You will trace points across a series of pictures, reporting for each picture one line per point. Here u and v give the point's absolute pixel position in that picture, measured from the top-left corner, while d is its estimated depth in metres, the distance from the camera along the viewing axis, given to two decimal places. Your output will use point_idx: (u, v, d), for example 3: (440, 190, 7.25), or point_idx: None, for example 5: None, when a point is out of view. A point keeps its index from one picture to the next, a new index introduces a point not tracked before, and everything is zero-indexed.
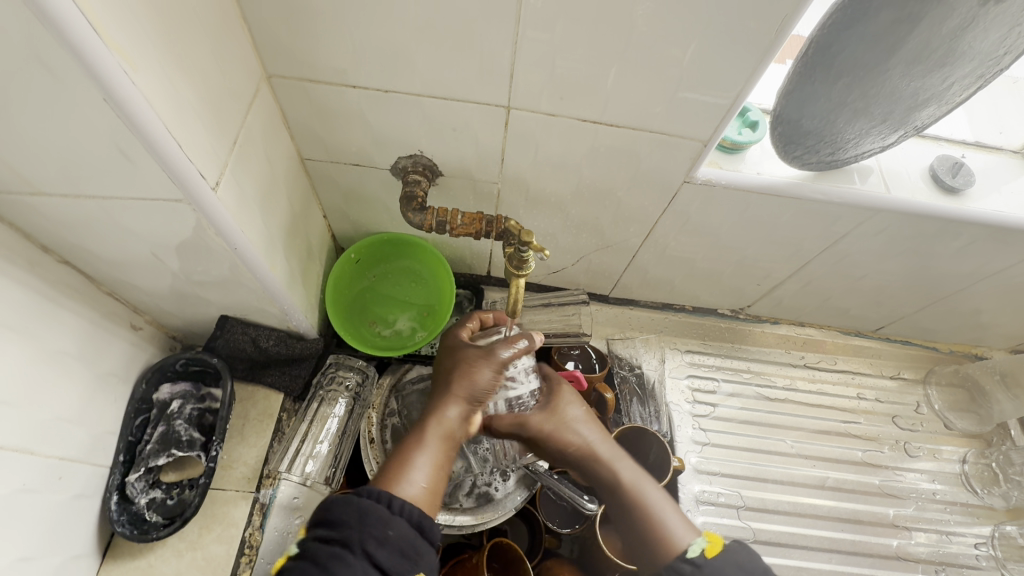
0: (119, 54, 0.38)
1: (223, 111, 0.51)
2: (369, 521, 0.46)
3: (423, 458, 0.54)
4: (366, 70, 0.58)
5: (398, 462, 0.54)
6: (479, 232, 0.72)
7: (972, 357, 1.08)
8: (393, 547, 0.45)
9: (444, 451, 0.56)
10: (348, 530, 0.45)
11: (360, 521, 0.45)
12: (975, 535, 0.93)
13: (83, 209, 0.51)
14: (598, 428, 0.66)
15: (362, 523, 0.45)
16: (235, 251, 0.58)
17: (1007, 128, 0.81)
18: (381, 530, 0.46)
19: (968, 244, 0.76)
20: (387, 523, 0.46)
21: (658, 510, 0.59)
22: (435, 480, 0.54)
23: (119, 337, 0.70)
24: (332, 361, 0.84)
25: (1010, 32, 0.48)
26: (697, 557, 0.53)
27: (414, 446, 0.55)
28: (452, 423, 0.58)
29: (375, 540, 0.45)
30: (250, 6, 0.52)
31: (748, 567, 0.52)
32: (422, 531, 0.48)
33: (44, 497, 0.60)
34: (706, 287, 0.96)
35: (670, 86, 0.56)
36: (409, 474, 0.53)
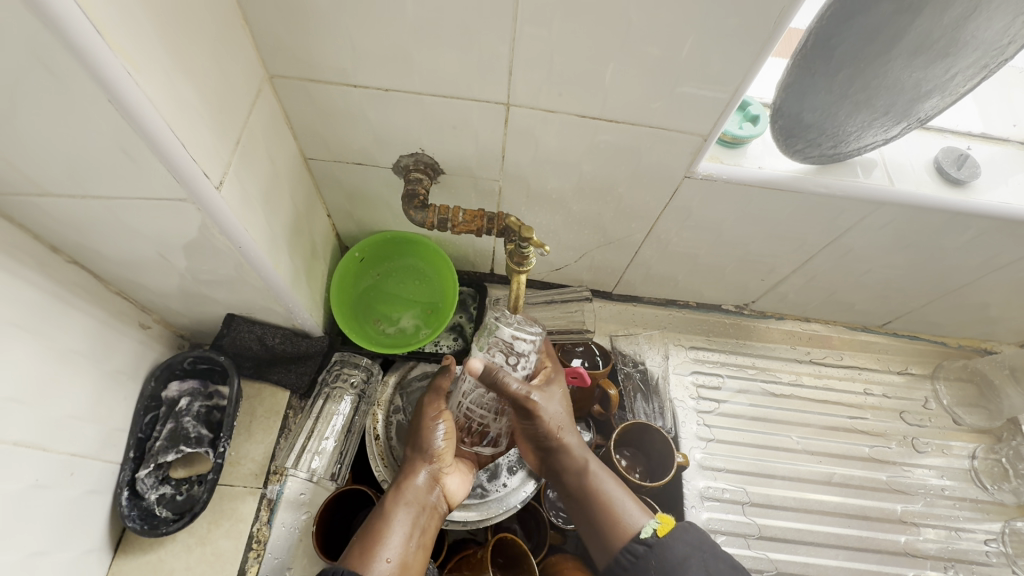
0: (123, 56, 0.38)
1: (226, 111, 0.52)
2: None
3: (390, 534, 0.61)
4: (367, 70, 0.59)
5: (367, 540, 0.61)
6: (480, 229, 0.72)
7: (981, 352, 1.07)
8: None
9: (412, 521, 0.64)
10: None
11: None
12: (985, 531, 0.92)
13: (91, 210, 0.52)
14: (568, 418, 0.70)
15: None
16: (239, 250, 0.59)
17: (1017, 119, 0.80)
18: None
19: (975, 237, 0.76)
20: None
21: (613, 500, 0.67)
22: (403, 555, 0.61)
23: (127, 335, 0.71)
24: (338, 358, 0.85)
25: (1013, 21, 0.48)
26: (650, 538, 0.64)
27: (382, 523, 0.62)
28: (417, 492, 0.66)
29: None
30: (251, 7, 0.52)
31: (694, 545, 0.63)
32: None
33: (57, 492, 0.61)
34: (710, 282, 0.96)
35: (669, 81, 0.56)
36: (377, 552, 0.60)
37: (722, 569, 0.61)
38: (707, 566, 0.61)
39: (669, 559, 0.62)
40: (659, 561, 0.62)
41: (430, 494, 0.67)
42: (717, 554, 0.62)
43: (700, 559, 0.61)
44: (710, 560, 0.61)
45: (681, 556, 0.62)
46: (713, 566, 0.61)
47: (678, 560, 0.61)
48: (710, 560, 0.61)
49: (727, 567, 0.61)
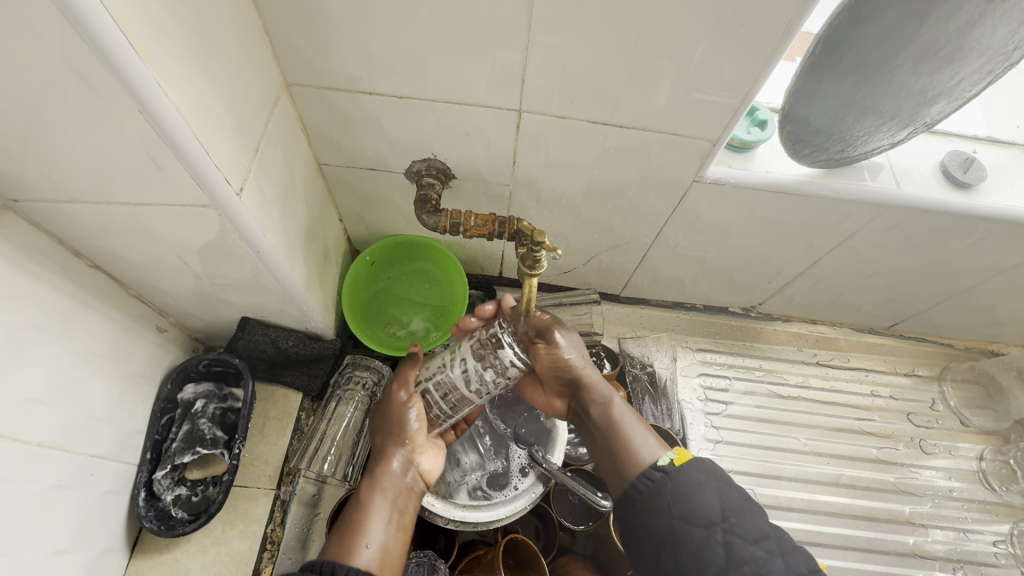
0: (154, 67, 0.40)
1: (246, 119, 0.53)
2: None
3: (371, 520, 0.59)
4: (382, 77, 0.60)
5: (347, 531, 0.58)
6: (492, 233, 0.73)
7: (988, 353, 1.07)
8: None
9: (391, 506, 0.62)
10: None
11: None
12: (993, 533, 0.93)
13: (114, 215, 0.53)
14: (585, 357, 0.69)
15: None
16: (257, 254, 0.60)
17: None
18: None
19: (981, 239, 0.76)
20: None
21: (632, 431, 0.62)
22: (385, 540, 0.58)
23: (144, 338, 0.72)
24: (349, 361, 0.87)
25: (1019, 28, 0.49)
26: (667, 466, 0.56)
27: (362, 511, 0.60)
28: (394, 478, 0.64)
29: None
30: (270, 17, 0.54)
31: (712, 474, 0.55)
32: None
33: (77, 493, 0.62)
34: (717, 284, 0.96)
35: (679, 87, 0.57)
36: (360, 540, 0.57)
37: (736, 499, 0.54)
38: (721, 494, 0.54)
39: (685, 485, 0.54)
40: (673, 487, 0.54)
41: (406, 477, 0.65)
42: (734, 486, 0.55)
43: (716, 488, 0.54)
44: (727, 490, 0.54)
45: (698, 483, 0.54)
46: (728, 495, 0.54)
47: (693, 486, 0.54)
48: (726, 490, 0.54)
49: (742, 497, 0.54)
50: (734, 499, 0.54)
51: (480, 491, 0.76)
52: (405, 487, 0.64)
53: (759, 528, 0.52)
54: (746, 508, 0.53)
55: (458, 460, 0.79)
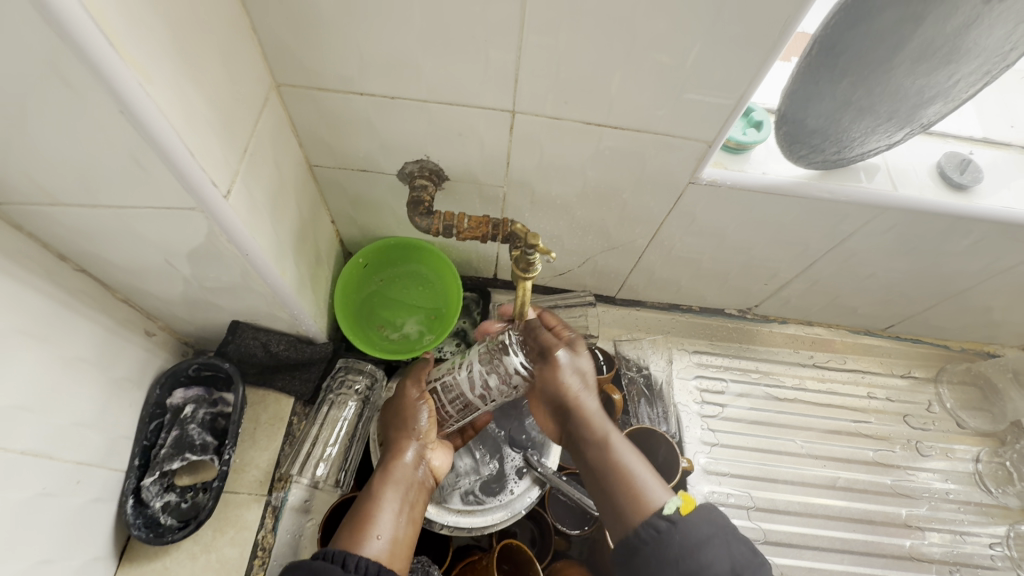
0: (136, 68, 0.39)
1: (234, 120, 0.52)
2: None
3: (381, 511, 0.60)
4: (373, 78, 0.59)
5: (358, 520, 0.59)
6: (486, 236, 0.71)
7: (984, 355, 1.07)
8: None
9: (402, 498, 0.63)
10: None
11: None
12: (989, 535, 0.92)
13: (99, 218, 0.52)
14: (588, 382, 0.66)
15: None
16: (246, 257, 0.59)
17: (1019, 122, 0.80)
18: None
19: (977, 241, 0.76)
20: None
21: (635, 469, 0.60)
22: (395, 531, 0.59)
23: (132, 342, 0.71)
24: (342, 364, 0.85)
25: (1016, 29, 0.48)
26: (674, 515, 0.54)
27: (372, 501, 0.61)
28: (406, 471, 0.65)
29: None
30: (258, 16, 0.53)
31: (719, 526, 0.54)
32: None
33: (63, 501, 0.61)
34: (713, 286, 0.96)
35: (674, 88, 0.56)
36: (368, 530, 0.58)
37: (745, 554, 0.53)
38: (730, 549, 0.53)
39: (693, 537, 0.53)
40: (683, 539, 0.53)
41: (418, 471, 0.66)
42: (742, 538, 0.54)
43: (725, 541, 0.53)
44: (736, 544, 0.53)
45: (708, 536, 0.53)
46: (736, 549, 0.53)
47: (703, 540, 0.53)
48: (734, 543, 0.53)
49: (749, 551, 0.54)
50: (743, 554, 0.53)
51: (473, 494, 0.75)
52: (415, 480, 0.65)
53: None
54: (754, 563, 0.53)
55: (451, 463, 0.77)
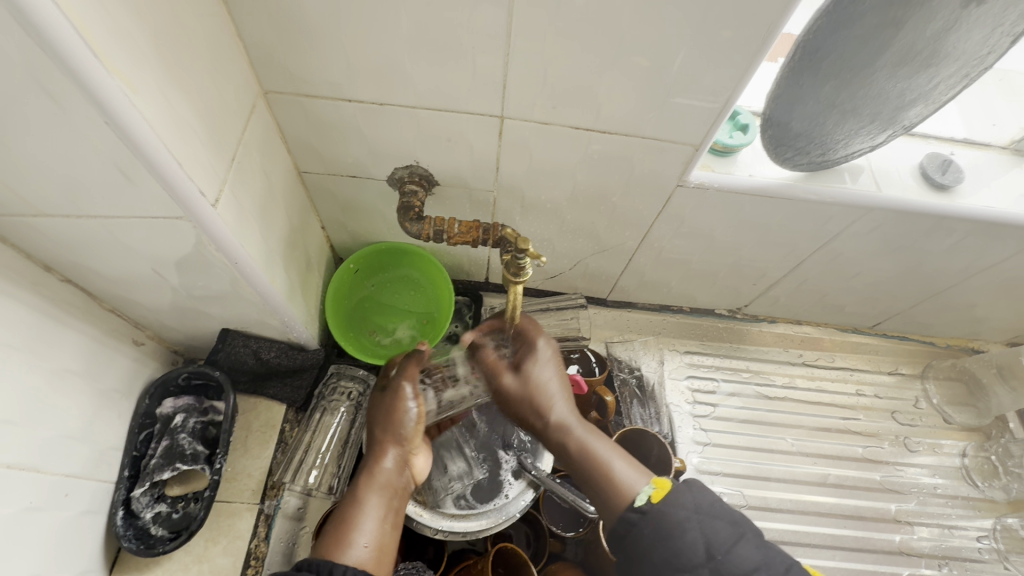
0: (120, 77, 0.38)
1: (222, 127, 0.52)
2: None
3: (365, 519, 0.59)
4: (362, 85, 0.59)
5: (341, 527, 0.58)
6: (476, 240, 0.72)
7: (969, 351, 1.09)
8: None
9: (386, 504, 0.62)
10: None
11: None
12: (977, 528, 0.94)
13: (85, 229, 0.52)
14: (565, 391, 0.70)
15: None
16: (235, 265, 0.59)
17: (1001, 120, 0.81)
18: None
19: (960, 240, 0.77)
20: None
21: (611, 462, 0.61)
22: (380, 538, 0.59)
23: (120, 353, 0.70)
24: (334, 370, 0.85)
25: (993, 32, 0.50)
26: (644, 505, 0.54)
27: (355, 508, 0.60)
28: (387, 475, 0.65)
29: None
30: (244, 23, 0.52)
31: (692, 507, 0.52)
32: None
33: (50, 514, 0.60)
34: (703, 287, 0.97)
35: (661, 93, 0.57)
36: (350, 537, 0.57)
37: (722, 531, 0.51)
38: (705, 529, 0.51)
39: (663, 526, 0.52)
40: (654, 530, 0.52)
41: (400, 476, 0.66)
42: (720, 513, 0.52)
43: (698, 522, 0.51)
44: (712, 523, 0.51)
45: (679, 521, 0.51)
46: (712, 528, 0.51)
47: (675, 526, 0.51)
48: (710, 522, 0.51)
49: (728, 526, 0.51)
50: (720, 532, 0.51)
51: (465, 499, 0.75)
52: (398, 483, 0.65)
53: (749, 561, 0.49)
54: (734, 538, 0.50)
55: (444, 466, 0.78)
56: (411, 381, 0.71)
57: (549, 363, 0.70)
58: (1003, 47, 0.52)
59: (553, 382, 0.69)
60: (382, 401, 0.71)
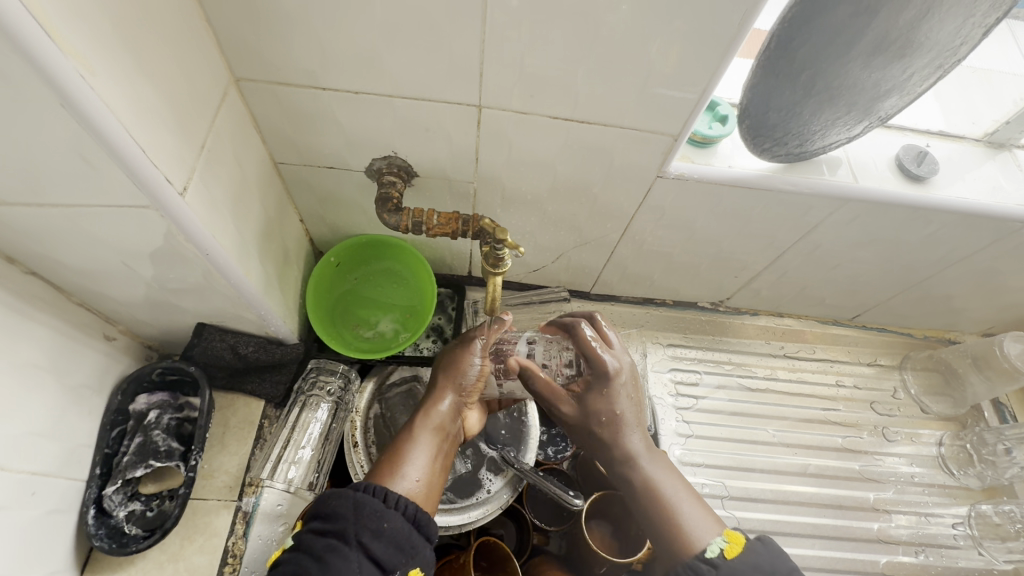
0: (76, 59, 0.37)
1: (189, 115, 0.51)
2: (365, 512, 0.50)
3: (417, 455, 0.60)
4: (336, 72, 0.58)
5: (394, 458, 0.60)
6: (456, 231, 0.72)
7: (946, 342, 1.10)
8: (388, 538, 0.50)
9: (437, 446, 0.63)
10: (344, 523, 0.49)
11: (358, 513, 0.50)
12: (952, 515, 0.96)
13: (48, 218, 0.50)
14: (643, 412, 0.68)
15: (360, 516, 0.50)
16: (206, 257, 0.57)
17: (980, 117, 0.82)
18: (377, 521, 0.50)
19: (937, 230, 0.78)
20: (382, 514, 0.51)
21: (683, 509, 0.61)
22: (431, 476, 0.60)
23: (91, 348, 0.69)
24: (313, 365, 0.83)
25: (965, 22, 0.50)
26: (716, 559, 0.56)
27: (407, 443, 0.61)
28: (442, 418, 0.65)
29: (372, 532, 0.49)
30: (212, 7, 0.51)
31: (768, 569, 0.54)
32: (417, 524, 0.52)
33: (17, 514, 0.59)
34: (685, 280, 0.97)
35: (639, 82, 0.57)
36: (405, 469, 0.58)
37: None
38: None
39: None
40: None
41: (452, 422, 0.67)
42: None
43: None
44: None
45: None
46: None
47: None
48: None
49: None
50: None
51: (446, 494, 0.74)
52: (451, 427, 0.66)
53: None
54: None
55: None
56: (485, 339, 0.69)
57: (632, 386, 0.67)
58: (975, 37, 0.53)
59: (630, 402, 0.67)
60: (451, 351, 0.71)
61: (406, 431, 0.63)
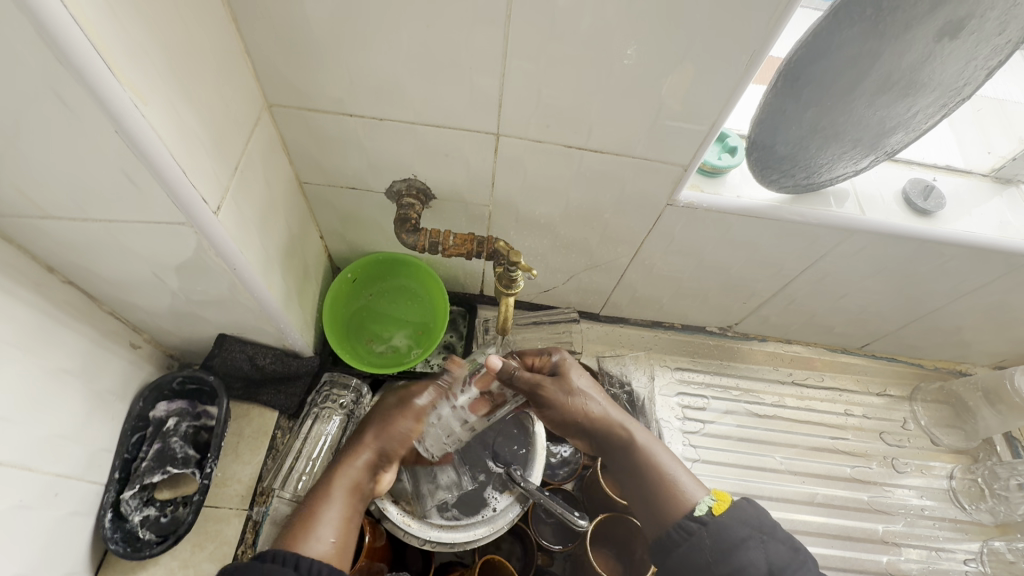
0: (131, 88, 0.40)
1: (226, 138, 0.54)
2: None
3: (331, 513, 0.59)
4: (363, 100, 0.61)
5: (307, 518, 0.58)
6: (470, 252, 0.75)
7: (956, 373, 1.10)
8: None
9: (352, 502, 0.61)
10: None
11: None
12: (964, 551, 0.94)
13: (90, 232, 0.54)
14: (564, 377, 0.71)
15: None
16: (233, 271, 0.60)
17: (995, 148, 0.83)
18: None
19: (945, 263, 0.79)
20: None
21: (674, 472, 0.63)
22: (344, 536, 0.58)
23: (117, 354, 0.71)
24: (327, 379, 0.86)
25: (967, 64, 0.52)
26: (705, 516, 0.57)
27: (322, 501, 0.60)
28: (359, 476, 0.63)
29: None
30: (251, 39, 0.55)
31: (753, 523, 0.56)
32: None
33: (40, 513, 0.61)
34: (694, 304, 0.98)
35: (650, 114, 0.59)
36: (316, 530, 0.56)
37: (783, 553, 0.54)
38: (767, 547, 0.54)
39: (725, 540, 0.55)
40: (714, 540, 0.55)
41: (370, 480, 0.64)
42: (782, 537, 0.55)
43: (761, 542, 0.54)
44: (774, 544, 0.54)
45: (742, 538, 0.55)
46: (774, 549, 0.54)
47: (739, 542, 0.55)
48: (773, 544, 0.54)
49: (788, 549, 0.54)
50: (779, 553, 0.54)
51: (452, 510, 0.73)
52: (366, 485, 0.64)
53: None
54: (794, 562, 0.53)
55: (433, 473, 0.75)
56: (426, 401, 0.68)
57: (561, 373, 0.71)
58: (979, 79, 0.55)
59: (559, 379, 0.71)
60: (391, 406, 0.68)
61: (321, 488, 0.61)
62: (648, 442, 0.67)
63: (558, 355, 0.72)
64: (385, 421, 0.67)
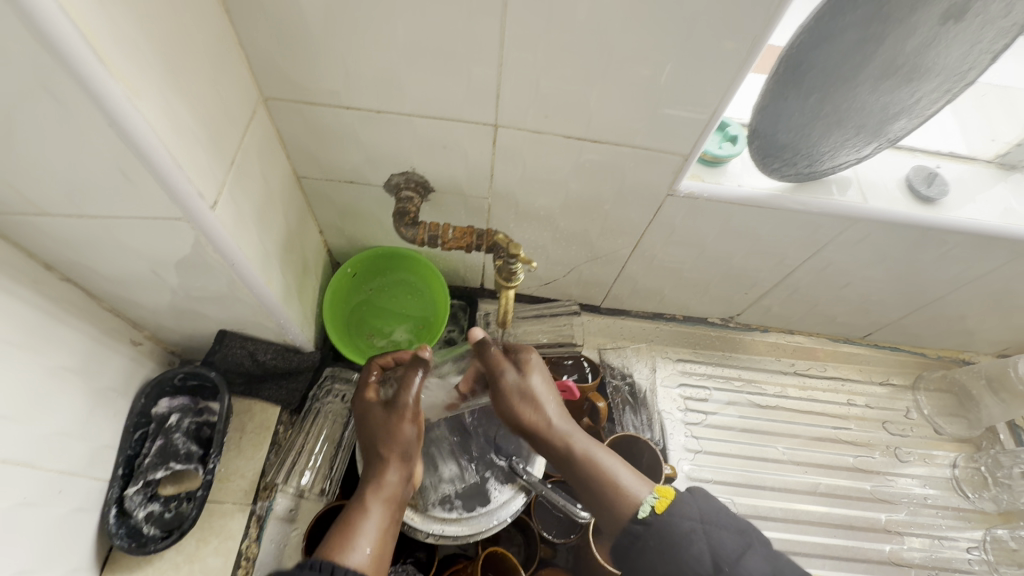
0: (124, 81, 0.40)
1: (221, 131, 0.54)
2: None
3: (369, 525, 0.60)
4: (360, 92, 0.61)
5: (343, 534, 0.59)
6: (469, 245, 0.74)
7: (960, 362, 1.10)
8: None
9: (389, 515, 0.63)
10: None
11: None
12: (967, 539, 0.94)
13: (87, 228, 0.53)
14: (534, 379, 0.72)
15: None
16: (232, 266, 0.60)
17: (998, 134, 0.82)
18: None
19: (949, 250, 0.78)
20: None
21: (620, 478, 0.63)
22: (381, 544, 0.60)
23: (118, 352, 0.71)
24: (329, 373, 0.88)
25: (972, 48, 0.51)
26: (648, 517, 0.56)
27: (360, 515, 0.61)
28: (392, 486, 0.65)
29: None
30: (245, 31, 0.54)
31: (695, 515, 0.54)
32: None
33: (44, 510, 0.61)
34: (695, 295, 0.98)
35: (650, 103, 0.59)
36: (356, 540, 0.58)
37: (729, 541, 0.52)
38: (710, 538, 0.52)
39: (668, 537, 0.54)
40: (658, 541, 0.54)
41: (404, 489, 0.66)
42: (726, 523, 0.54)
43: (703, 533, 0.53)
44: (719, 533, 0.53)
45: (683, 534, 0.53)
46: (718, 538, 0.52)
47: (680, 538, 0.53)
48: (716, 533, 0.53)
49: (735, 536, 0.53)
50: (726, 543, 0.52)
51: (455, 503, 0.73)
52: (401, 493, 0.66)
53: (758, 571, 0.49)
54: (740, 548, 0.51)
55: (437, 467, 0.76)
56: (412, 399, 0.69)
57: (540, 373, 0.72)
58: (983, 64, 0.54)
59: (535, 384, 0.71)
60: (382, 416, 0.69)
61: (357, 502, 0.63)
62: (589, 451, 0.67)
63: (525, 355, 0.73)
64: (399, 435, 0.67)
